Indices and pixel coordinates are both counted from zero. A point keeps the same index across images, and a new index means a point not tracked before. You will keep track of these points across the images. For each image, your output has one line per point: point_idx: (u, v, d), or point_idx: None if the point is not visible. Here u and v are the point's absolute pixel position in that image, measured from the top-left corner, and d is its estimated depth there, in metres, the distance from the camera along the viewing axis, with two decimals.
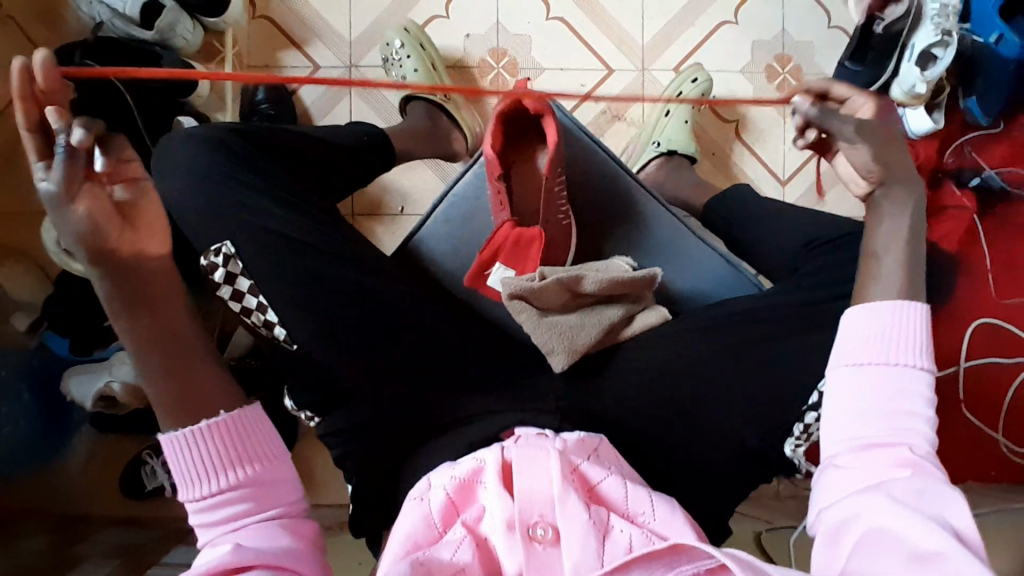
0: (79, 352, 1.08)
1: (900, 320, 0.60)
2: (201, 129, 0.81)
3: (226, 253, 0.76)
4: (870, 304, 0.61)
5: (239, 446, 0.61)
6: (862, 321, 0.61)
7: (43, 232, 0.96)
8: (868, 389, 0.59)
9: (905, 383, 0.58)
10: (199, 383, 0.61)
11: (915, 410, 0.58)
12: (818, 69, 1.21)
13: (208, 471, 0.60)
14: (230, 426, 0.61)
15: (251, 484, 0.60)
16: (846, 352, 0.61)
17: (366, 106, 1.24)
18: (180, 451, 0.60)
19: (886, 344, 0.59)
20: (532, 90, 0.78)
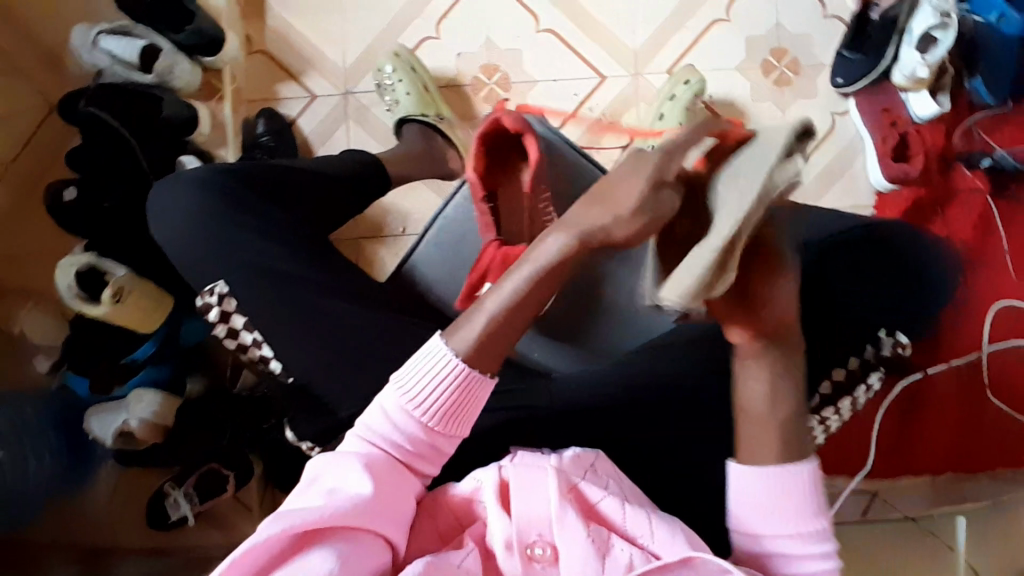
0: (99, 392, 1.10)
1: (778, 481, 0.58)
2: (197, 172, 0.85)
3: (220, 292, 0.78)
4: (747, 469, 0.59)
5: (460, 412, 0.60)
6: (756, 492, 0.58)
7: (56, 279, 0.98)
8: (760, 549, 0.58)
9: (793, 546, 0.58)
10: (504, 330, 0.59)
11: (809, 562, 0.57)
12: (816, 60, 1.18)
13: (405, 401, 0.59)
14: (471, 389, 0.60)
15: (424, 439, 0.60)
16: (735, 516, 0.60)
17: (363, 132, 1.25)
18: (431, 376, 0.59)
19: (770, 511, 0.58)
20: (511, 111, 0.78)
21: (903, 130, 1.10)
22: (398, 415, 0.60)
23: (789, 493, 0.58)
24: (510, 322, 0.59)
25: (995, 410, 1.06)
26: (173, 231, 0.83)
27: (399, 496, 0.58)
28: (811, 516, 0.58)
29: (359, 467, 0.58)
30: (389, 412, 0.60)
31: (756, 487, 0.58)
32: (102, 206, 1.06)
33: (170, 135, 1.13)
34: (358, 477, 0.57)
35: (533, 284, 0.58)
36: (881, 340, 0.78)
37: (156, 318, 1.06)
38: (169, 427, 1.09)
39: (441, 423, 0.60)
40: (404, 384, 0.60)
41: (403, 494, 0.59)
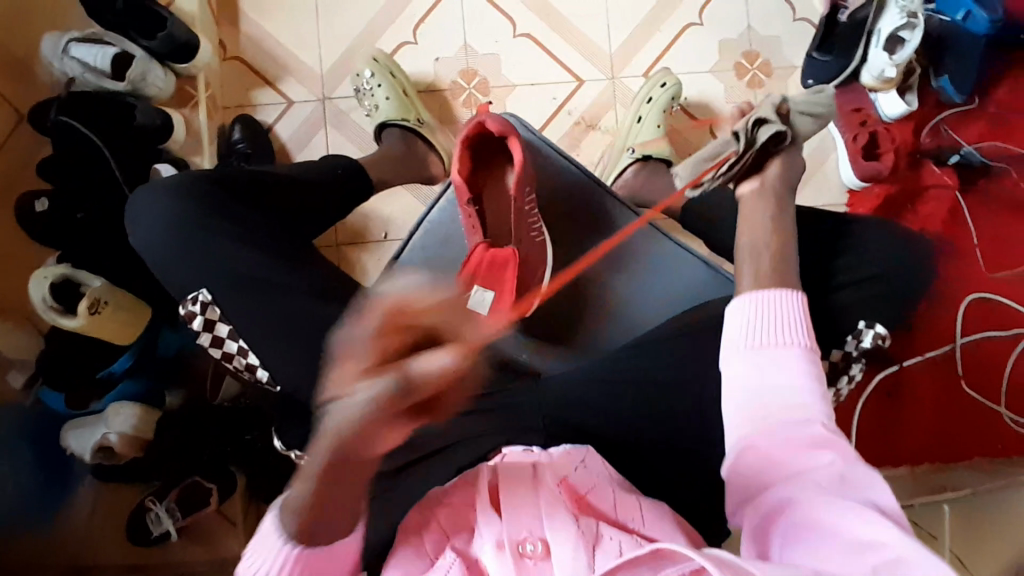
0: (74, 406, 1.08)
1: (772, 304, 0.63)
2: (171, 181, 0.82)
3: (203, 301, 0.77)
4: (743, 299, 0.64)
5: (322, 558, 0.58)
6: (757, 313, 0.62)
7: (30, 290, 0.95)
8: (760, 378, 0.58)
9: (788, 363, 0.58)
10: (334, 499, 0.56)
11: (804, 388, 0.57)
12: (787, 62, 1.21)
13: (281, 536, 0.58)
14: (327, 542, 0.58)
15: (313, 561, 0.58)
16: (733, 348, 0.61)
17: (342, 137, 1.24)
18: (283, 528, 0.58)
19: (769, 332, 0.61)
20: (495, 114, 0.79)
21: (873, 128, 1.14)
22: (270, 560, 0.58)
23: (784, 317, 0.61)
24: (337, 475, 0.54)
25: (966, 396, 1.10)
26: (149, 239, 0.81)
27: (332, 567, 0.60)
28: (804, 335, 0.60)
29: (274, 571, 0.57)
30: (260, 561, 0.58)
31: (757, 302, 0.63)
32: (75, 216, 1.04)
33: (143, 143, 1.11)
34: (278, 574, 0.57)
35: (333, 456, 0.53)
36: (860, 332, 0.80)
37: (134, 329, 1.03)
38: (148, 439, 1.08)
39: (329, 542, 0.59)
40: (278, 517, 0.59)
41: (338, 564, 0.60)
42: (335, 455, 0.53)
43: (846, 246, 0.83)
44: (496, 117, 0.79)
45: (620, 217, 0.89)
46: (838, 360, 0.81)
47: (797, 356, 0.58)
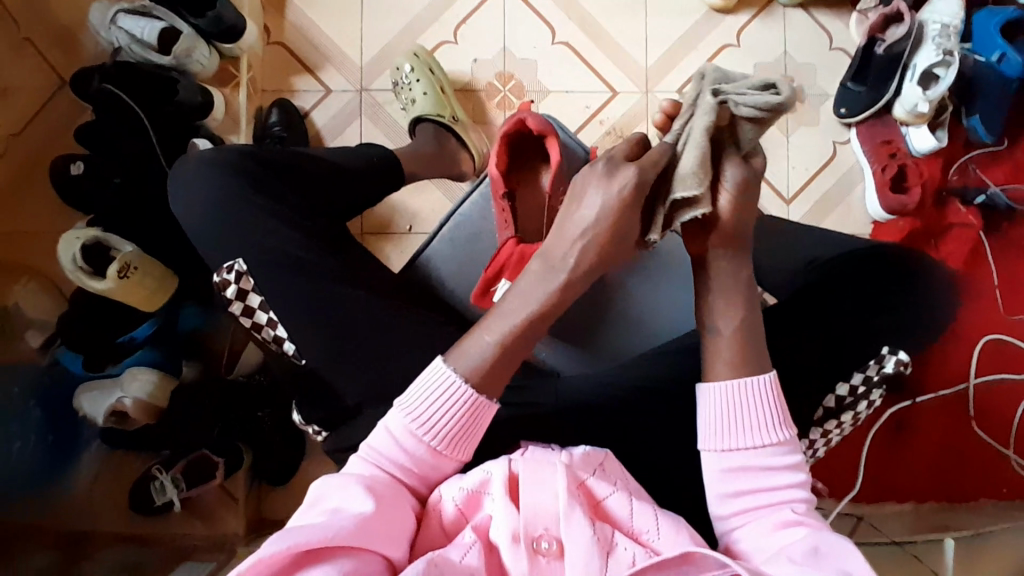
0: (92, 368, 1.09)
1: (740, 391, 0.63)
2: (213, 154, 0.84)
3: (238, 270, 0.78)
4: (716, 387, 0.64)
5: (466, 435, 0.64)
6: (724, 405, 0.63)
7: (61, 251, 0.97)
8: (734, 464, 0.62)
9: (762, 458, 0.62)
10: (504, 361, 0.65)
11: (779, 474, 0.62)
12: (820, 90, 1.22)
13: (411, 423, 0.63)
14: (469, 417, 0.64)
15: (427, 460, 0.64)
16: (706, 438, 0.64)
17: (376, 129, 1.26)
18: (433, 385, 0.64)
19: (739, 426, 0.63)
20: (536, 112, 0.80)
21: (902, 161, 1.14)
22: (403, 433, 0.64)
23: (755, 401, 0.63)
24: (524, 328, 0.66)
25: (975, 437, 1.10)
26: (189, 209, 0.83)
27: (476, 430, 0.65)
28: (777, 426, 0.62)
29: (359, 488, 0.60)
30: (396, 431, 0.64)
31: (725, 390, 0.64)
32: (112, 182, 1.05)
33: (182, 118, 1.12)
34: (359, 499, 0.59)
35: (535, 315, 0.66)
36: (883, 357, 0.79)
37: (160, 297, 1.05)
38: (161, 408, 1.09)
39: (472, 405, 0.64)
40: (410, 405, 0.64)
41: (482, 423, 0.65)
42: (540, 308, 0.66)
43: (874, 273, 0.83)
44: (536, 117, 0.79)
45: None
46: (860, 385, 0.78)
47: (767, 449, 0.62)
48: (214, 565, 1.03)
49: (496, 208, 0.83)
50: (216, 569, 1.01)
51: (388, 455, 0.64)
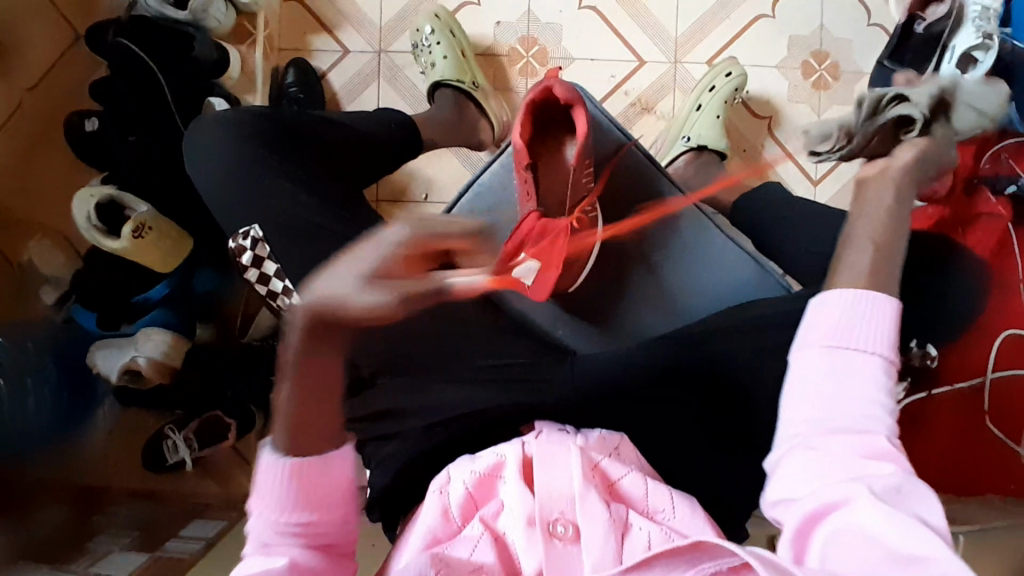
0: (106, 327, 1.10)
1: (864, 305, 0.53)
2: (231, 114, 0.83)
3: (253, 236, 0.78)
4: (841, 293, 0.54)
5: (319, 485, 0.58)
6: (845, 315, 0.53)
7: (75, 206, 0.96)
8: (835, 381, 0.52)
9: (870, 385, 0.52)
10: (309, 412, 0.57)
11: (875, 404, 0.51)
12: (855, 68, 1.17)
13: (265, 507, 0.58)
14: (312, 466, 0.58)
15: (305, 524, 0.58)
16: (812, 339, 0.54)
17: (394, 92, 1.23)
18: (271, 467, 0.58)
19: (853, 341, 0.53)
20: (563, 80, 0.79)
21: None
22: (265, 514, 0.58)
23: (876, 321, 0.53)
24: (305, 390, 0.57)
25: (986, 432, 1.01)
26: (205, 170, 0.81)
27: (330, 486, 0.59)
28: (893, 355, 0.53)
29: (262, 557, 0.57)
30: (260, 517, 0.58)
31: (849, 300, 0.53)
32: (127, 139, 1.06)
33: (196, 77, 1.11)
34: (267, 561, 0.56)
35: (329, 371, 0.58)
36: (911, 349, 0.81)
37: (174, 258, 1.04)
38: (176, 368, 1.09)
39: (321, 462, 0.58)
40: (258, 497, 0.58)
41: (342, 473, 0.60)
42: (304, 371, 0.57)
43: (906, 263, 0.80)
44: (563, 85, 0.78)
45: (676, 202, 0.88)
46: None
47: (878, 378, 0.52)
48: (224, 526, 1.08)
49: (519, 179, 0.80)
50: (223, 530, 1.07)
51: (256, 541, 0.58)
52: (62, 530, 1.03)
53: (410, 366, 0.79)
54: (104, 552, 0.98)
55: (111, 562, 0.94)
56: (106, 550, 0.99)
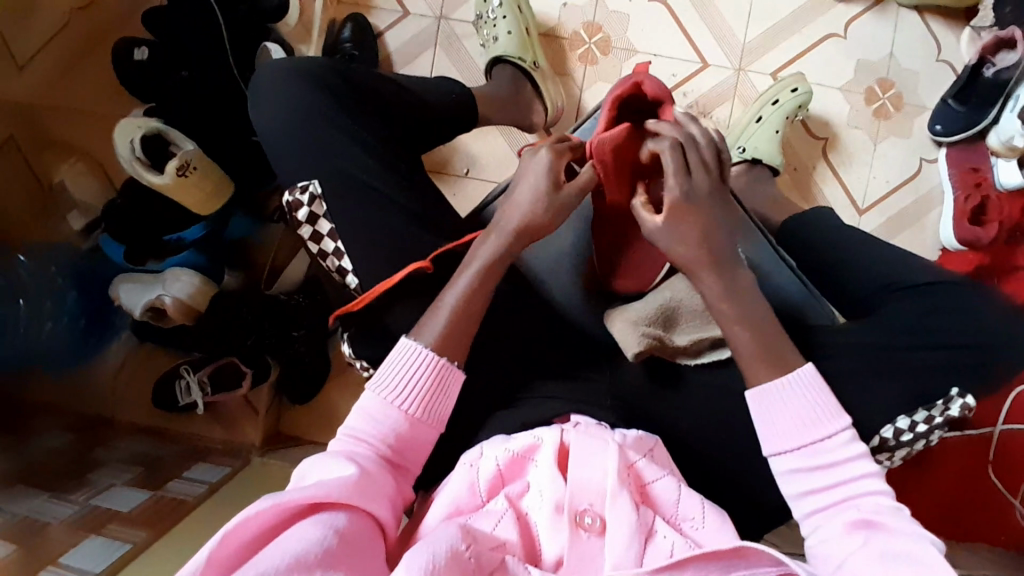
0: (133, 262, 1.08)
1: (789, 389, 0.67)
2: (300, 63, 0.80)
3: (312, 193, 0.75)
4: (764, 389, 0.67)
5: (435, 397, 0.68)
6: (776, 406, 0.67)
7: (116, 142, 0.94)
8: (800, 469, 0.65)
9: (822, 454, 0.65)
10: (464, 319, 0.70)
11: (847, 461, 0.64)
12: (919, 101, 1.15)
13: (384, 396, 0.67)
14: (436, 379, 0.68)
15: (405, 428, 0.67)
16: (768, 443, 0.67)
17: (449, 61, 1.21)
18: (395, 363, 0.68)
19: (795, 428, 0.66)
20: (656, 77, 0.72)
21: (986, 195, 1.07)
22: (376, 406, 0.67)
23: (806, 399, 0.66)
24: (471, 301, 0.71)
25: (985, 480, 1.01)
26: (268, 121, 0.79)
27: (445, 397, 0.69)
28: (830, 421, 0.65)
29: (343, 458, 0.62)
30: (368, 409, 0.67)
31: (774, 391, 0.67)
32: (180, 74, 1.04)
33: (256, 20, 1.09)
34: (343, 465, 0.61)
35: (481, 275, 0.72)
36: (950, 398, 0.76)
37: (212, 203, 1.02)
38: (199, 312, 1.07)
39: (437, 370, 0.68)
40: (379, 385, 0.68)
41: (448, 399, 0.69)
42: (482, 274, 0.72)
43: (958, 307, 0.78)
44: (656, 83, 0.72)
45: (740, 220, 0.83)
46: (921, 422, 0.75)
47: (821, 446, 0.65)
48: (228, 473, 1.06)
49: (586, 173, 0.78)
50: (228, 477, 1.05)
51: (355, 438, 0.66)
52: (67, 456, 1.03)
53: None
54: (109, 485, 0.97)
55: (114, 496, 0.94)
56: (111, 482, 0.98)
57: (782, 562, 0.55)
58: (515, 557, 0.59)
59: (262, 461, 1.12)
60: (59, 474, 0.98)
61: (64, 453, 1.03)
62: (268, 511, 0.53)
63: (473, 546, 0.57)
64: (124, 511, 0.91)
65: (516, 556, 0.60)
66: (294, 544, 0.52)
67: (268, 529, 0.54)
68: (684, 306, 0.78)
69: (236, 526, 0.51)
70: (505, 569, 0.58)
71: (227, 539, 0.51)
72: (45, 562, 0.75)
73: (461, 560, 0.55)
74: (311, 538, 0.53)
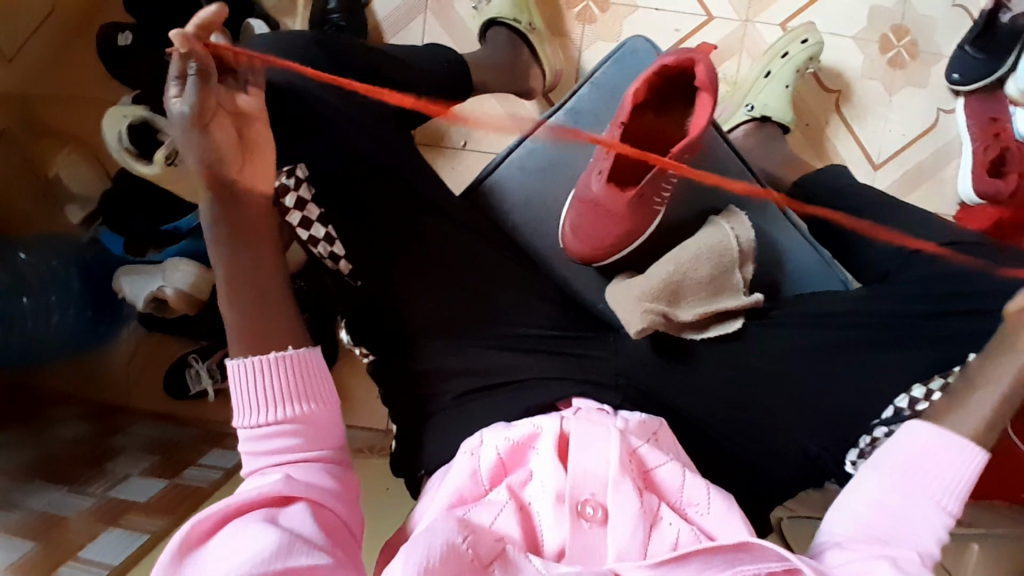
0: (133, 251, 1.10)
1: (954, 446, 0.60)
2: (278, 37, 0.76)
3: (297, 177, 0.73)
4: (929, 427, 0.62)
5: (305, 387, 0.64)
6: (922, 445, 0.61)
7: (106, 129, 0.94)
8: (889, 500, 0.59)
9: (925, 510, 0.58)
10: (252, 307, 0.66)
11: (929, 533, 0.58)
12: (935, 49, 1.07)
13: (261, 415, 0.63)
14: (295, 366, 0.64)
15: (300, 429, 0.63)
16: (884, 463, 0.61)
17: (440, 28, 1.16)
18: (253, 376, 0.64)
19: (922, 471, 0.60)
20: (710, 59, 0.70)
21: (1005, 145, 1.00)
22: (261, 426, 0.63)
23: (954, 461, 0.60)
24: (257, 277, 0.67)
25: None
26: None
27: (313, 380, 0.65)
28: (959, 495, 0.59)
29: (265, 469, 0.61)
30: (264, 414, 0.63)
31: (936, 437, 0.61)
32: (162, 59, 1.00)
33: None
34: (268, 475, 0.60)
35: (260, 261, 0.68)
36: None
37: None
38: (203, 300, 1.06)
39: (294, 362, 0.65)
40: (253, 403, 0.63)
41: (316, 376, 0.65)
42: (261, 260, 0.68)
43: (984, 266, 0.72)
44: (708, 68, 0.70)
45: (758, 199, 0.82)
46: None
47: (933, 503, 0.58)
48: (242, 457, 1.07)
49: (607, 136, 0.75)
50: (242, 460, 1.06)
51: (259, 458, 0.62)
52: (83, 447, 1.04)
53: (432, 338, 0.75)
54: (125, 475, 0.99)
55: (130, 485, 0.96)
56: (126, 473, 0.99)
57: (787, 559, 0.55)
58: (515, 548, 0.58)
59: None
60: (78, 466, 0.99)
61: (80, 445, 1.05)
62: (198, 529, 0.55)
63: (470, 539, 0.57)
64: (143, 499, 0.92)
65: (517, 548, 0.58)
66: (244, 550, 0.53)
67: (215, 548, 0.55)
68: (690, 278, 0.75)
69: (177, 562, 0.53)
70: (505, 559, 0.57)
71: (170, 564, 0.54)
72: (66, 555, 0.77)
73: (459, 556, 0.55)
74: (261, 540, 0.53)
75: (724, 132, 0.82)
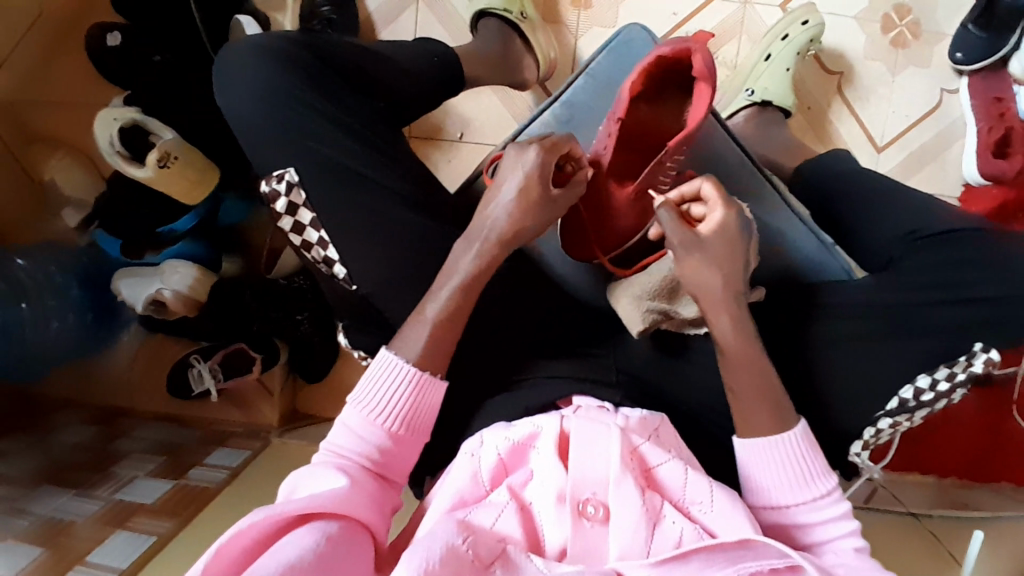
0: (130, 255, 1.09)
1: (780, 449, 0.62)
2: (265, 39, 0.75)
3: (289, 181, 0.72)
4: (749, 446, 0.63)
5: (416, 414, 0.65)
6: (757, 463, 0.63)
7: (96, 132, 0.92)
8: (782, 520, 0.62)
9: (807, 511, 0.62)
10: (453, 321, 0.67)
11: (830, 523, 0.61)
12: (938, 27, 1.05)
13: (366, 413, 0.64)
14: (418, 393, 0.65)
15: (389, 447, 0.64)
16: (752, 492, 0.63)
17: (434, 18, 1.14)
18: (385, 377, 0.65)
19: (778, 483, 0.62)
20: (707, 48, 0.68)
21: (1009, 125, 0.98)
22: (359, 423, 0.64)
23: (788, 462, 0.62)
24: (464, 298, 0.67)
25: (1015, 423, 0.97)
26: (237, 106, 0.74)
27: (425, 408, 0.66)
28: (819, 478, 0.62)
29: (334, 469, 0.61)
30: (351, 425, 0.64)
31: (760, 453, 0.62)
32: (152, 59, 0.99)
33: None
34: (334, 477, 0.60)
35: (463, 286, 0.68)
36: (974, 354, 0.69)
37: (201, 192, 1.00)
38: (203, 302, 1.07)
39: (418, 388, 0.65)
40: (363, 402, 0.65)
41: (430, 406, 0.66)
42: (465, 287, 0.68)
43: (988, 253, 0.71)
44: (705, 57, 0.67)
45: (756, 184, 0.80)
46: (942, 381, 0.70)
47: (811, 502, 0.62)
48: (247, 456, 1.07)
49: (604, 130, 0.73)
50: (247, 460, 1.06)
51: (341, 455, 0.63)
52: (89, 449, 1.05)
53: None
54: (131, 477, 0.99)
55: (136, 487, 0.96)
56: (132, 474, 0.99)
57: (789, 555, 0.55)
58: (517, 549, 0.58)
59: (280, 440, 1.13)
60: (84, 469, 0.99)
61: (85, 447, 1.05)
62: (260, 522, 0.53)
63: (470, 540, 0.56)
64: (148, 502, 0.92)
65: (518, 548, 0.58)
66: (287, 550, 0.51)
67: (258, 544, 0.54)
68: None
69: (228, 542, 0.51)
70: (506, 559, 0.57)
71: (218, 554, 0.51)
72: (74, 561, 0.77)
73: (460, 558, 0.54)
74: (305, 545, 0.52)
75: (720, 119, 0.80)
